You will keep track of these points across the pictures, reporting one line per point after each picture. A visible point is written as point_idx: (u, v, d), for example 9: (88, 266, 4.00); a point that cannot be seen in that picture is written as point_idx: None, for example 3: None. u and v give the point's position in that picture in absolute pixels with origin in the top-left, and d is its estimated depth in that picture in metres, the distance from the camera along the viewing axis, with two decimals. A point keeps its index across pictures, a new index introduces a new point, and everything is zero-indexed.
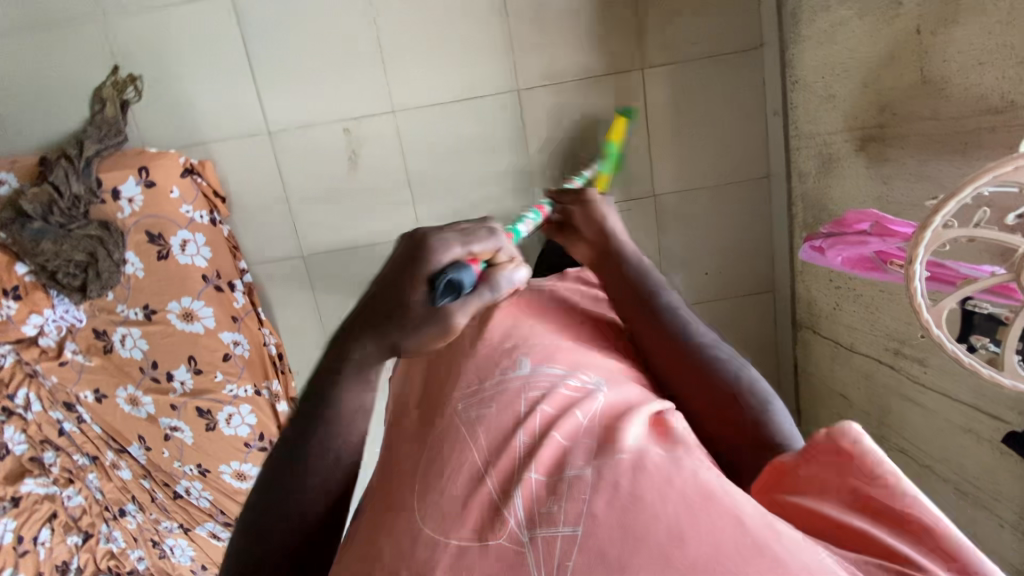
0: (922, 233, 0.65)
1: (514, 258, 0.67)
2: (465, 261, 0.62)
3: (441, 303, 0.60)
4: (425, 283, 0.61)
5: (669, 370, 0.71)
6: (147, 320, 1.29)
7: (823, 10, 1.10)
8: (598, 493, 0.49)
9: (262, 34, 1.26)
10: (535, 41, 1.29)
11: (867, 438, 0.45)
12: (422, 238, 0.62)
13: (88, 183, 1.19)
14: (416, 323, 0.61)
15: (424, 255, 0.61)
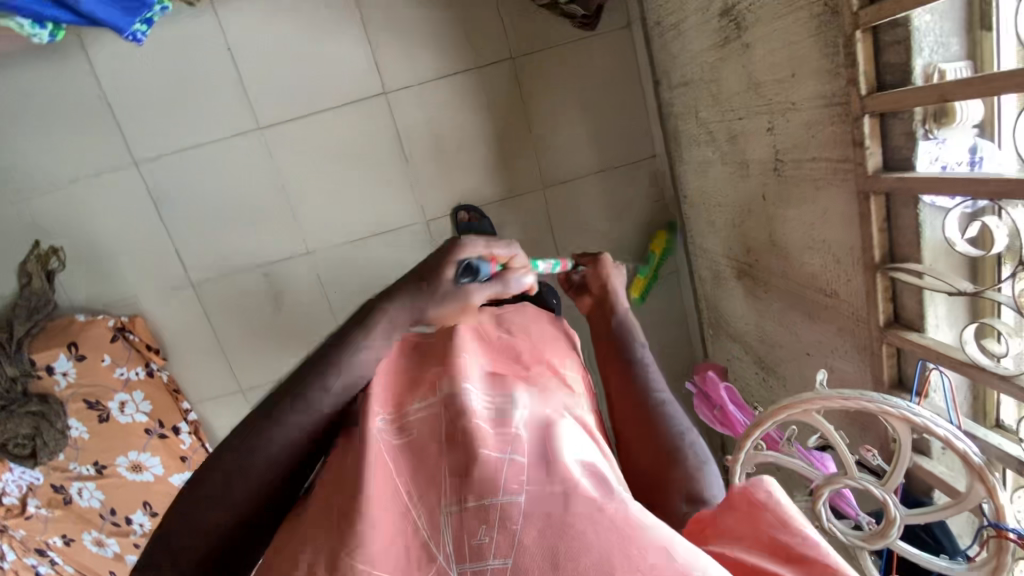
0: (739, 453, 0.74)
1: (525, 265, 0.68)
2: (487, 259, 0.62)
3: (463, 286, 0.60)
4: (452, 269, 0.59)
5: (629, 425, 0.67)
6: (100, 473, 1.37)
7: (694, 144, 1.15)
8: (530, 521, 0.46)
9: (172, 197, 1.31)
10: (436, 174, 1.33)
11: (778, 492, 0.48)
12: (451, 238, 0.60)
13: (21, 366, 1.25)
14: (441, 299, 0.59)
15: (450, 255, 0.59)
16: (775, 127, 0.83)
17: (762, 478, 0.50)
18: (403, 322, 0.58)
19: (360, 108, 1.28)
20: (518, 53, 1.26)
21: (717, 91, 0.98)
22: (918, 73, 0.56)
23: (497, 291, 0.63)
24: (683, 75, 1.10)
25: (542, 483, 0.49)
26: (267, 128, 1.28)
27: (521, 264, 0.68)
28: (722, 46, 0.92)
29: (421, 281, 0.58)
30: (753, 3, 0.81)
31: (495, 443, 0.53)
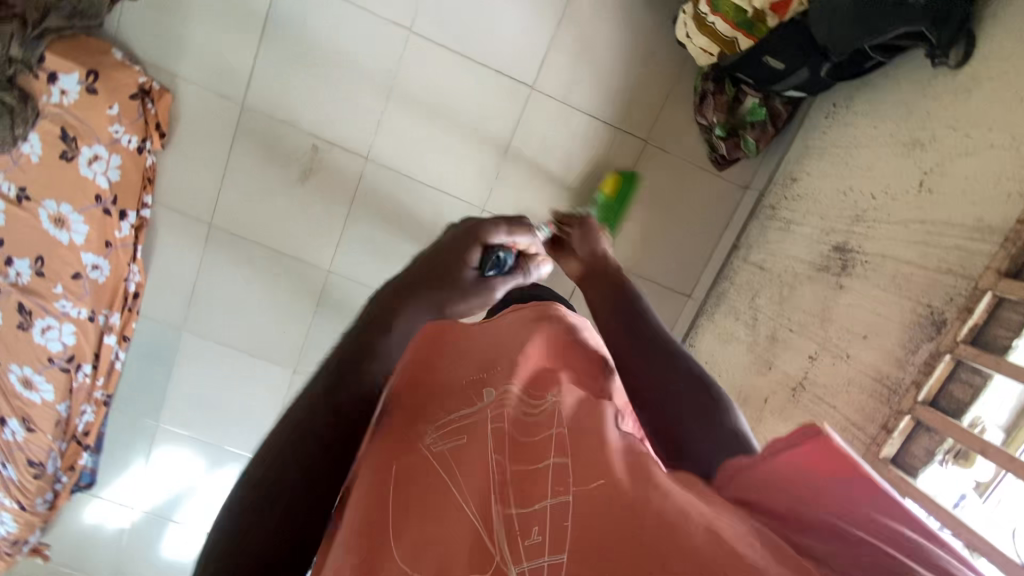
0: None
1: (541, 254, 0.82)
2: (508, 248, 0.74)
3: (488, 275, 0.73)
4: (479, 257, 0.71)
5: (651, 388, 0.53)
6: (17, 201, 1.21)
7: (730, 314, 1.24)
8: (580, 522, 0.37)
9: (286, 23, 1.24)
10: (521, 181, 1.35)
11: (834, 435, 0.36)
12: (477, 230, 0.72)
13: (28, 55, 1.11)
14: (467, 291, 0.71)
15: (474, 242, 0.71)
16: (817, 359, 0.93)
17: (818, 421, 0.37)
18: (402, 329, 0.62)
19: (502, 82, 1.28)
20: (654, 141, 1.33)
21: (785, 296, 1.08)
22: (967, 416, 0.68)
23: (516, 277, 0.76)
24: (764, 260, 1.20)
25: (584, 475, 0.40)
26: (415, 36, 1.25)
27: (538, 251, 0.82)
28: (817, 270, 1.02)
29: (448, 274, 0.69)
30: (868, 261, 0.91)
31: (532, 444, 0.44)
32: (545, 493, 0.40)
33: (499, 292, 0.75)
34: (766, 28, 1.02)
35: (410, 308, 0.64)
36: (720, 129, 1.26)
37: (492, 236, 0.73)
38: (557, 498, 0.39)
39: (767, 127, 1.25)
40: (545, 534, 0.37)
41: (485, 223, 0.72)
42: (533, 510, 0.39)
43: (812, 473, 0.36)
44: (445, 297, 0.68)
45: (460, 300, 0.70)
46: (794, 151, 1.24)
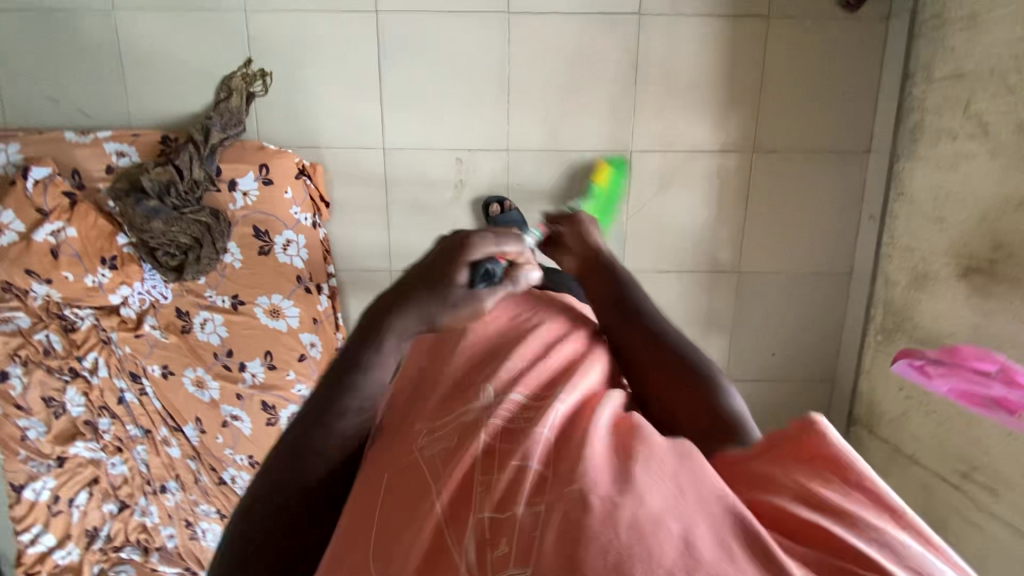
0: None
1: None
2: None
3: (479, 295, 0.49)
4: (467, 271, 0.49)
5: (656, 383, 0.52)
6: (234, 309, 1.31)
7: (946, 138, 1.15)
8: (549, 527, 0.33)
9: (398, 55, 1.29)
10: (660, 109, 1.32)
11: (833, 430, 0.39)
12: None
13: (208, 171, 1.21)
14: (430, 284, 0.61)
15: (453, 259, 0.49)
16: None
17: (812, 414, 0.40)
18: (411, 325, 0.57)
19: (609, 21, 1.27)
20: (776, 13, 1.28)
21: (1017, 82, 1.00)
22: None
23: (517, 296, 0.50)
24: (961, 66, 1.12)
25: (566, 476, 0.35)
26: (515, 14, 1.26)
27: None
28: None
29: (416, 262, 0.59)
30: None
31: (539, 449, 0.38)
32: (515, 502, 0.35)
33: (469, 289, 0.68)
34: None
35: (386, 337, 0.54)
36: None
37: (472, 252, 0.49)
38: (530, 509, 0.35)
39: None
40: (510, 545, 0.33)
41: (462, 235, 0.49)
42: (500, 521, 0.35)
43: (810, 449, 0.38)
44: (411, 296, 0.60)
45: (428, 298, 0.60)
46: None
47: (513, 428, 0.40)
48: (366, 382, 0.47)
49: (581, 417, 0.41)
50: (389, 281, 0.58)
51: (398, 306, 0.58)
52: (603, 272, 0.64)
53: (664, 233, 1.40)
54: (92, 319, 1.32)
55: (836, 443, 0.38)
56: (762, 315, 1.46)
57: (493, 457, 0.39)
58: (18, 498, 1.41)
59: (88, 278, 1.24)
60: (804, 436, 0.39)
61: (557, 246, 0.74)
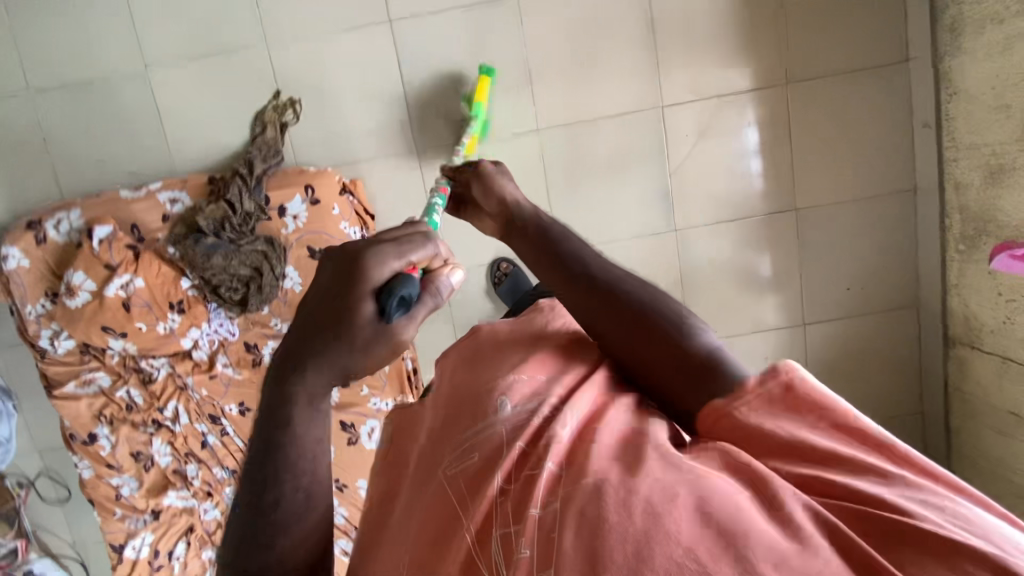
0: None
1: (450, 262, 0.64)
2: (405, 271, 0.58)
3: (392, 320, 0.57)
4: (371, 303, 0.56)
5: (640, 360, 0.62)
6: None
7: (994, 23, 1.10)
8: (567, 526, 0.47)
9: (417, 60, 1.32)
10: (683, 61, 1.31)
11: (806, 373, 0.52)
12: (355, 262, 0.57)
13: (257, 202, 1.24)
14: (363, 346, 0.57)
15: (357, 293, 0.57)
16: None
17: (785, 360, 0.54)
18: (324, 386, 0.58)
19: None
20: None
21: None
22: None
23: (431, 306, 0.59)
24: None
25: (579, 473, 0.50)
26: None
27: (446, 259, 0.64)
28: None
29: (335, 329, 0.56)
30: None
31: (558, 450, 0.54)
32: (535, 505, 0.50)
33: (410, 333, 0.58)
34: None
35: (302, 387, 0.57)
36: None
37: (376, 279, 0.57)
38: (549, 503, 0.50)
39: None
40: (529, 540, 0.48)
41: (360, 256, 0.57)
42: (525, 520, 0.50)
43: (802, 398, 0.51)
44: (345, 356, 0.57)
45: (366, 355, 0.57)
46: None
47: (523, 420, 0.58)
48: (305, 380, 0.57)
49: (589, 429, 0.56)
50: (303, 350, 0.57)
51: (313, 371, 0.57)
52: (570, 271, 0.69)
53: (710, 181, 1.37)
54: (167, 366, 1.35)
55: (813, 384, 0.51)
56: (829, 250, 1.40)
57: (519, 462, 0.55)
58: (120, 557, 1.43)
59: (160, 325, 1.28)
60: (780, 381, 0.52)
61: (473, 207, 0.91)
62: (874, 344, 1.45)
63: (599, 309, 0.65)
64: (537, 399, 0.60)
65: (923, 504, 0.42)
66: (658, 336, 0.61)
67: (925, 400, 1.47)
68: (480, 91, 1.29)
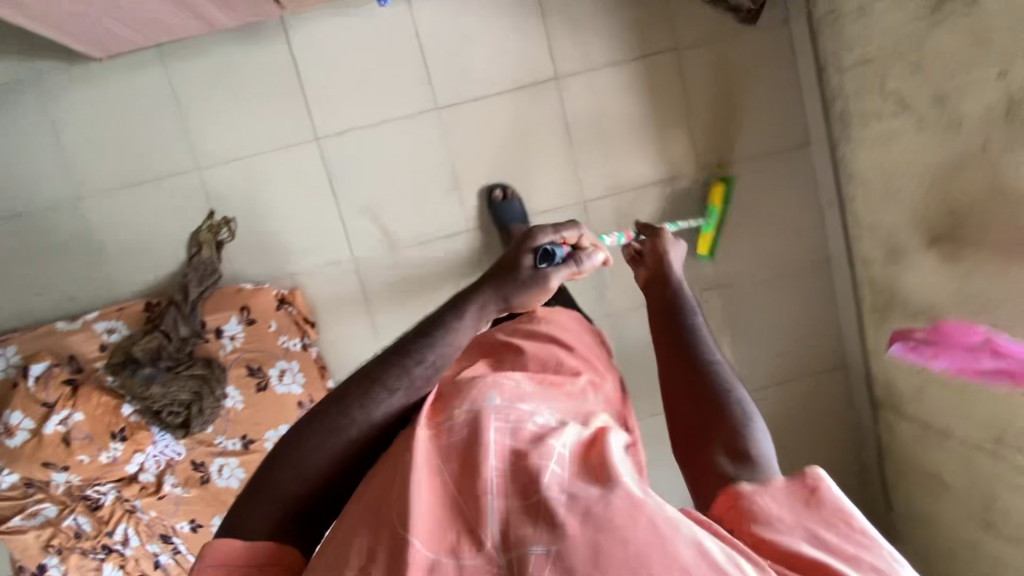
0: None
1: (596, 245, 0.74)
2: (558, 242, 0.71)
3: (543, 269, 0.68)
4: (533, 253, 0.68)
5: (679, 399, 0.65)
6: (246, 449, 1.33)
7: (874, 118, 1.18)
8: (586, 522, 0.50)
9: (347, 173, 1.36)
10: (601, 157, 1.38)
11: (831, 485, 0.55)
12: (526, 232, 0.70)
13: (193, 326, 1.25)
14: (524, 280, 0.67)
15: (524, 247, 0.68)
16: (1011, 69, 0.88)
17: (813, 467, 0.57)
18: (491, 307, 0.66)
19: (531, 92, 1.35)
20: (682, 40, 1.34)
21: (920, 58, 1.04)
22: None
23: (569, 270, 0.69)
24: (867, 51, 1.15)
25: (585, 477, 0.54)
26: (444, 108, 1.34)
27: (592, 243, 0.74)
28: (934, 12, 0.99)
29: (503, 269, 0.68)
30: None
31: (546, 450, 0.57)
32: (539, 491, 0.53)
33: (554, 284, 0.68)
34: None
35: (471, 304, 0.66)
36: None
37: (543, 237, 0.69)
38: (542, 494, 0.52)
39: None
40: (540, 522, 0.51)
41: (537, 225, 0.71)
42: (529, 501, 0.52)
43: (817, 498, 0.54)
44: (502, 288, 0.67)
45: (523, 291, 0.67)
46: None
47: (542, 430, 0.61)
48: (462, 309, 0.65)
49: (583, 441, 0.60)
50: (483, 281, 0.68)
51: (489, 289, 0.67)
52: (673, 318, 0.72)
53: (626, 268, 1.45)
54: (114, 491, 1.34)
55: (835, 494, 0.54)
56: (757, 320, 1.46)
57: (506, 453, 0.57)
58: None
59: (102, 454, 1.26)
60: (808, 484, 0.55)
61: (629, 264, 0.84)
62: (810, 406, 1.51)
63: (658, 323, 0.73)
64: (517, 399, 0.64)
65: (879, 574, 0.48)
66: (690, 360, 0.67)
67: (865, 456, 1.52)
68: (716, 196, 1.36)
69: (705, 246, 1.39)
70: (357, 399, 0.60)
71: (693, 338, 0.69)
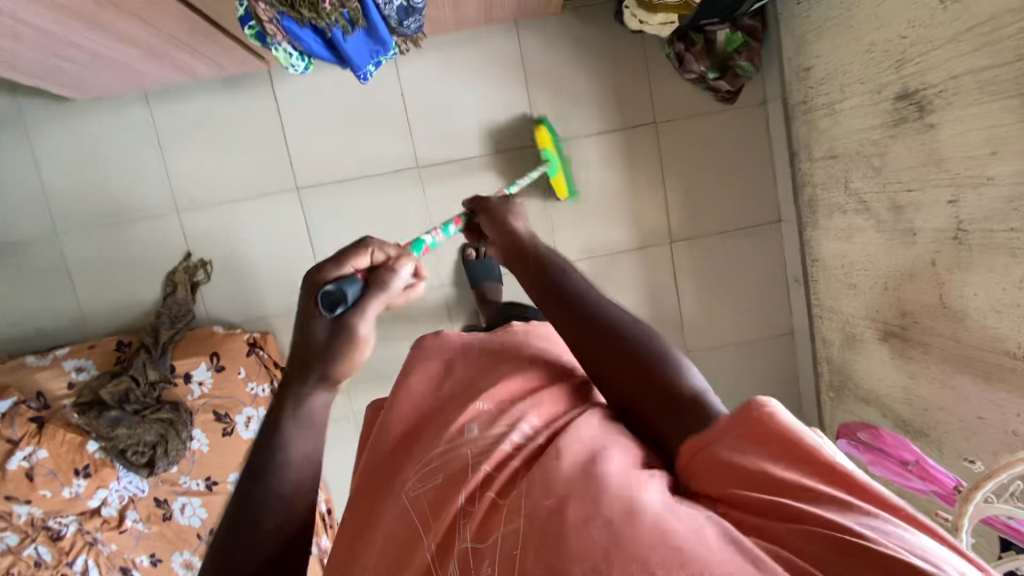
0: (972, 492, 0.75)
1: (400, 255, 0.62)
2: (349, 276, 0.59)
3: (341, 316, 0.57)
4: (316, 306, 0.57)
5: (603, 366, 0.54)
6: (209, 490, 1.35)
7: (837, 211, 1.22)
8: (527, 548, 0.41)
9: (325, 222, 1.38)
10: (575, 222, 1.41)
11: (779, 408, 0.44)
12: (308, 281, 0.59)
13: (162, 371, 1.27)
14: (324, 345, 0.57)
15: (311, 290, 0.58)
16: (961, 198, 0.91)
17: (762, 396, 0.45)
18: (323, 381, 0.58)
19: (511, 155, 1.37)
20: (661, 114, 1.38)
21: (880, 165, 1.06)
22: None
23: (379, 299, 0.58)
24: (834, 147, 1.18)
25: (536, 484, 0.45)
26: (424, 167, 1.37)
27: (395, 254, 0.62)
28: (895, 125, 1.01)
29: (304, 341, 0.58)
30: (943, 89, 0.90)
31: (502, 479, 0.49)
32: (498, 525, 0.45)
33: (365, 328, 0.58)
34: None
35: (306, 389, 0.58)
36: (713, 72, 1.30)
37: (333, 274, 0.59)
38: (510, 526, 0.44)
39: (751, 44, 1.28)
40: (494, 563, 0.42)
41: (321, 260, 0.59)
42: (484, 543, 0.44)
43: (773, 439, 0.42)
44: (322, 360, 0.57)
45: (331, 354, 0.57)
46: (788, 45, 1.25)
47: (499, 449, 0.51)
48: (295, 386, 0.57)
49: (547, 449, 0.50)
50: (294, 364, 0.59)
51: (316, 383, 0.58)
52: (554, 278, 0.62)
53: None
54: (75, 523, 1.33)
55: (782, 416, 0.43)
56: (720, 387, 1.50)
57: (474, 491, 0.49)
58: None
59: (65, 489, 1.28)
60: (751, 416, 0.43)
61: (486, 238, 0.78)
62: None
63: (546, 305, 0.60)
64: (496, 418, 0.53)
65: (921, 560, 0.35)
66: (633, 359, 0.52)
67: None
68: (542, 137, 1.32)
69: (561, 188, 1.35)
70: (272, 454, 0.54)
71: (592, 294, 0.59)
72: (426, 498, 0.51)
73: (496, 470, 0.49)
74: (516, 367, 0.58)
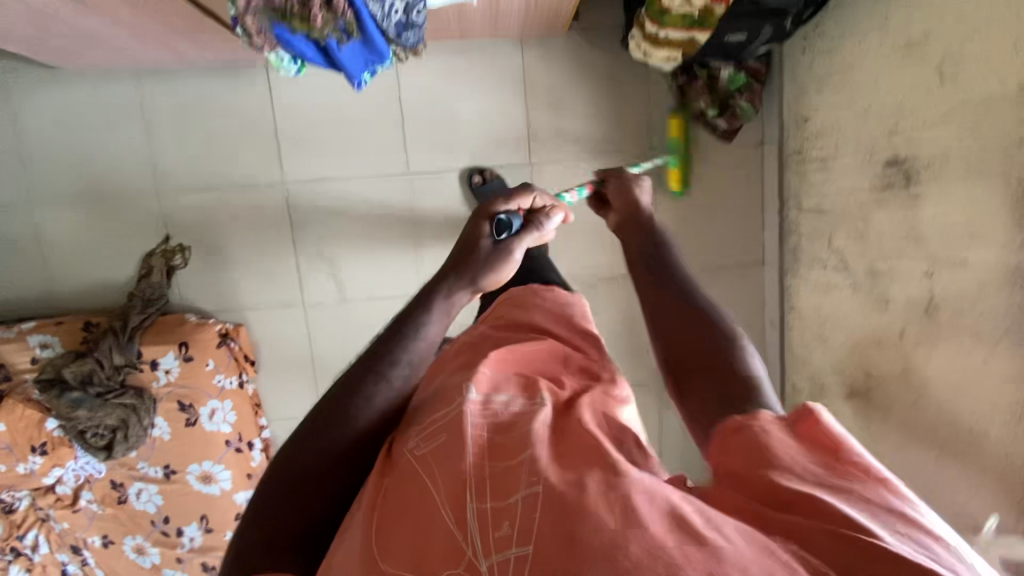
0: None
1: (550, 206, 0.71)
2: (513, 211, 0.66)
3: (505, 241, 0.63)
4: (490, 224, 0.63)
5: (673, 329, 0.57)
6: (167, 478, 1.34)
7: (818, 265, 1.23)
8: (543, 511, 0.39)
9: (310, 220, 1.37)
10: (561, 245, 1.40)
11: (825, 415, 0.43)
12: (482, 206, 0.65)
13: (129, 356, 1.25)
14: (490, 259, 0.62)
15: (483, 214, 0.64)
16: (935, 274, 0.93)
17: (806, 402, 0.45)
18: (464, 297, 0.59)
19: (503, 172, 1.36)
20: (657, 145, 1.37)
21: (864, 229, 1.08)
22: None
23: (534, 235, 0.66)
24: (821, 202, 1.20)
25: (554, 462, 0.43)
26: (415, 175, 1.35)
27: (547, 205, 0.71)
28: (882, 191, 1.02)
29: (460, 255, 0.62)
30: (930, 165, 0.91)
31: (516, 441, 0.45)
32: (517, 486, 0.41)
33: (519, 256, 0.64)
34: (714, 19, 1.01)
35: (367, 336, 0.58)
36: (712, 109, 1.29)
37: (501, 207, 0.65)
38: (528, 489, 0.41)
39: (753, 85, 1.26)
40: (514, 525, 0.39)
41: (492, 196, 0.66)
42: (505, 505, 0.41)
43: (812, 439, 0.42)
44: (476, 274, 0.61)
45: (483, 272, 0.61)
46: (789, 94, 1.25)
47: (510, 419, 0.48)
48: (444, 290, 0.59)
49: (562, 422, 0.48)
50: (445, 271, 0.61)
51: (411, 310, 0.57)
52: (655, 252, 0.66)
53: None
54: (29, 498, 1.32)
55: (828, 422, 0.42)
56: None
57: (483, 450, 0.45)
58: None
59: (19, 465, 1.26)
60: (797, 418, 0.43)
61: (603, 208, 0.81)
62: None
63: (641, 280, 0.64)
64: (494, 392, 0.50)
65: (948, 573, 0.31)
66: (701, 320, 0.57)
67: None
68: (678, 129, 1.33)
69: (675, 180, 1.36)
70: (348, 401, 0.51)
71: (676, 273, 0.63)
72: (428, 455, 0.47)
73: (501, 437, 0.46)
74: (534, 351, 0.57)
